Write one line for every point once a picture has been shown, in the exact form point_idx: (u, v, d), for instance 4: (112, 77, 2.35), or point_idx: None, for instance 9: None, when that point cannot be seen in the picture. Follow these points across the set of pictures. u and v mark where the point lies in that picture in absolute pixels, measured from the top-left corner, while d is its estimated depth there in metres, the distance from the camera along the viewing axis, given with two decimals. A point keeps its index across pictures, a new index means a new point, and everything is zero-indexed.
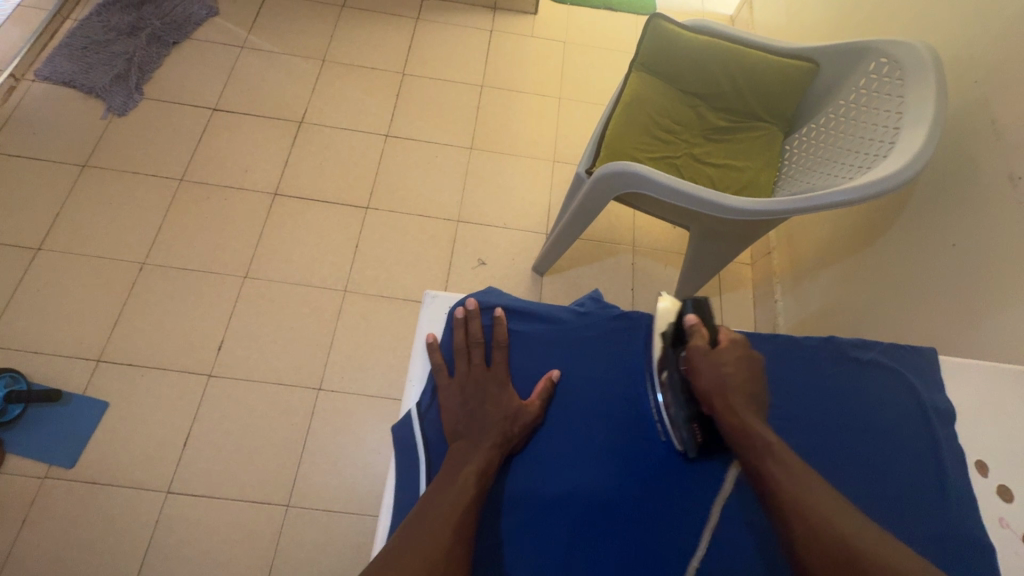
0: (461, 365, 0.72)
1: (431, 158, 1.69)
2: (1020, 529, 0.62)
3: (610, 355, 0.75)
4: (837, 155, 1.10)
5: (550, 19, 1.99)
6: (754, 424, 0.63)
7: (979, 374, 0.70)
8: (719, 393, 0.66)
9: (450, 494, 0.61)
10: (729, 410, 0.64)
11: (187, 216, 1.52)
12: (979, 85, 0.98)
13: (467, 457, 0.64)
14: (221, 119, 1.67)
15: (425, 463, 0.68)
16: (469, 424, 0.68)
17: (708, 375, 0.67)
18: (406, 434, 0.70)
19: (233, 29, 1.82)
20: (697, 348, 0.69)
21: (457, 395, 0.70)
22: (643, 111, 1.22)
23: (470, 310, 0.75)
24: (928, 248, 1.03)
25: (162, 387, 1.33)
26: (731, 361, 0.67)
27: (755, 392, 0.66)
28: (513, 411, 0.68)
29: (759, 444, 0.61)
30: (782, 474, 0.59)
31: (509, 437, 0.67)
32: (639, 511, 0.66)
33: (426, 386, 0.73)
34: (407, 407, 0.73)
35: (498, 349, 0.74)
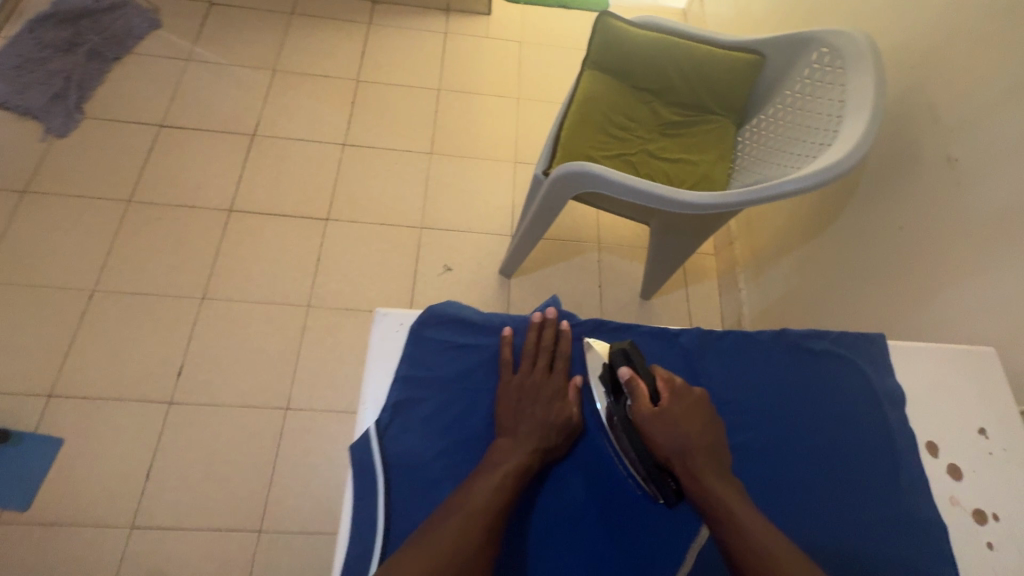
0: (524, 364, 0.68)
1: (391, 165, 1.66)
2: (968, 505, 0.64)
3: (587, 359, 0.73)
4: (786, 145, 1.12)
5: (504, 19, 1.98)
6: (716, 488, 0.59)
7: (923, 355, 0.73)
8: (679, 459, 0.61)
9: (488, 488, 0.57)
10: (691, 475, 0.60)
11: (138, 238, 1.47)
12: (915, 72, 1.01)
13: (507, 457, 0.60)
14: (169, 135, 1.61)
15: (384, 486, 0.59)
16: (516, 425, 0.63)
17: (664, 443, 0.62)
18: (363, 456, 0.60)
19: (177, 41, 1.76)
20: (643, 412, 0.63)
21: (515, 394, 0.65)
22: (597, 109, 1.22)
23: (548, 318, 0.73)
24: (878, 231, 1.05)
25: (121, 418, 1.28)
26: (682, 419, 0.63)
27: (712, 445, 0.63)
28: (563, 420, 0.64)
29: (723, 512, 0.58)
30: (750, 542, 0.55)
31: (552, 446, 0.63)
32: (631, 521, 0.64)
33: (388, 404, 0.63)
34: (364, 425, 0.63)
35: (561, 357, 0.70)
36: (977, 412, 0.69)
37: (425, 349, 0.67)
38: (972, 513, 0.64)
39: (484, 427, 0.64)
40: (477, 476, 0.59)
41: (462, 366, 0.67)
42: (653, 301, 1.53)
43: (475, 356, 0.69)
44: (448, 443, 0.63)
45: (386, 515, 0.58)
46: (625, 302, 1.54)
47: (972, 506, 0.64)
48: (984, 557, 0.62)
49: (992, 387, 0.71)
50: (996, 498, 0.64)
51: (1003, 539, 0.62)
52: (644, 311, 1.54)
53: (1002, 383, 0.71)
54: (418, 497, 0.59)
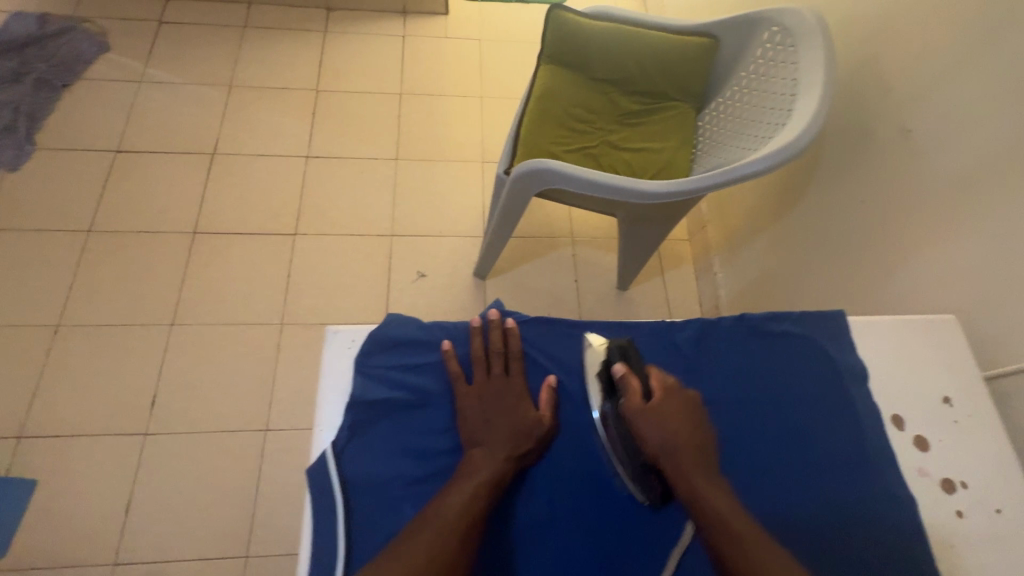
0: (478, 373, 0.67)
1: (357, 174, 1.64)
2: (936, 475, 0.64)
3: (545, 355, 0.71)
4: (744, 127, 1.11)
5: (463, 17, 1.96)
6: (709, 489, 0.58)
7: (884, 329, 0.73)
8: (667, 456, 0.60)
9: (460, 500, 0.56)
10: (681, 475, 0.59)
11: (101, 268, 1.43)
12: (865, 45, 1.01)
13: (479, 466, 0.59)
14: (127, 160, 1.58)
15: (344, 510, 0.58)
16: (483, 433, 0.62)
17: (653, 438, 0.60)
18: (321, 481, 0.59)
19: (128, 63, 1.72)
20: (633, 406, 0.62)
21: (476, 404, 0.64)
22: (555, 104, 1.20)
23: (492, 320, 0.71)
24: (842, 206, 1.05)
25: (97, 454, 1.25)
26: (673, 416, 0.61)
27: (703, 444, 0.61)
28: (529, 423, 0.63)
29: (711, 512, 0.56)
30: (741, 549, 0.54)
31: (525, 450, 0.62)
32: (609, 517, 0.63)
33: (342, 426, 0.62)
34: (319, 450, 0.62)
35: (514, 358, 0.69)
36: (941, 382, 0.69)
37: (369, 374, 0.64)
38: (940, 482, 0.64)
39: (443, 440, 0.63)
40: (448, 490, 0.58)
41: (412, 383, 0.65)
42: (630, 291, 1.53)
43: (422, 372, 0.67)
44: (409, 462, 0.61)
45: (348, 542, 0.57)
46: (602, 294, 1.53)
47: (941, 477, 0.64)
48: (954, 525, 0.62)
49: (954, 356, 0.71)
50: (963, 466, 0.65)
51: (972, 506, 0.63)
52: (622, 302, 1.53)
53: (964, 350, 0.71)
54: (384, 517, 0.58)
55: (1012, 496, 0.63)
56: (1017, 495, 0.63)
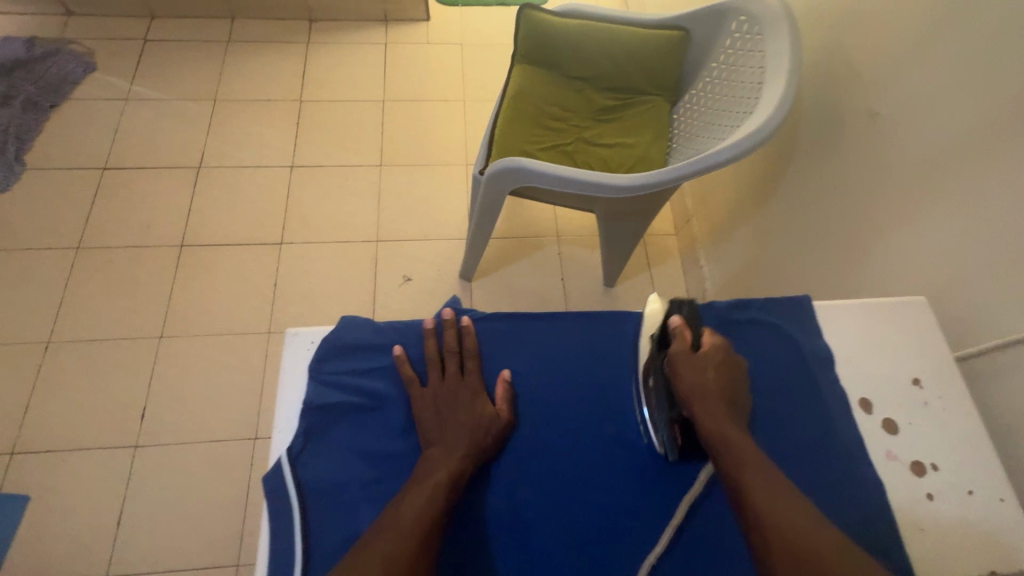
0: (433, 375, 0.67)
1: (341, 182, 1.65)
2: (906, 458, 0.63)
3: (501, 353, 0.71)
4: (715, 117, 1.11)
5: (444, 23, 1.98)
6: (733, 431, 0.60)
7: (854, 314, 0.72)
8: (699, 399, 0.63)
9: (417, 500, 0.56)
10: (709, 415, 0.61)
11: (90, 284, 1.45)
12: (832, 30, 1.00)
13: (435, 467, 0.59)
14: (114, 177, 1.60)
15: (300, 514, 0.58)
16: (438, 432, 0.62)
17: (689, 377, 0.64)
18: (277, 488, 0.59)
19: (115, 82, 1.74)
20: (679, 349, 0.66)
21: (432, 404, 0.64)
22: (530, 103, 1.21)
23: (445, 320, 0.71)
24: (817, 193, 1.05)
25: (88, 468, 1.26)
26: (711, 363, 0.65)
27: (734, 395, 0.64)
28: (485, 418, 0.63)
29: (730, 448, 0.58)
30: (757, 480, 0.55)
31: (483, 447, 0.62)
32: (571, 511, 0.63)
33: (296, 432, 0.62)
34: (276, 457, 0.62)
35: (469, 357, 0.69)
36: (910, 363, 0.68)
37: (325, 379, 0.65)
38: (910, 465, 0.63)
39: (398, 440, 0.63)
40: (406, 491, 0.57)
41: (365, 385, 0.66)
42: (617, 288, 1.53)
43: (375, 373, 0.67)
44: (367, 465, 0.62)
45: (304, 545, 0.57)
46: (589, 292, 1.53)
47: (911, 460, 0.63)
48: (924, 507, 0.61)
49: (923, 336, 0.70)
50: (934, 448, 0.64)
51: (943, 488, 0.62)
52: (610, 298, 1.53)
53: (934, 332, 0.70)
54: (338, 520, 0.58)
55: (985, 476, 0.62)
56: (990, 475, 0.62)
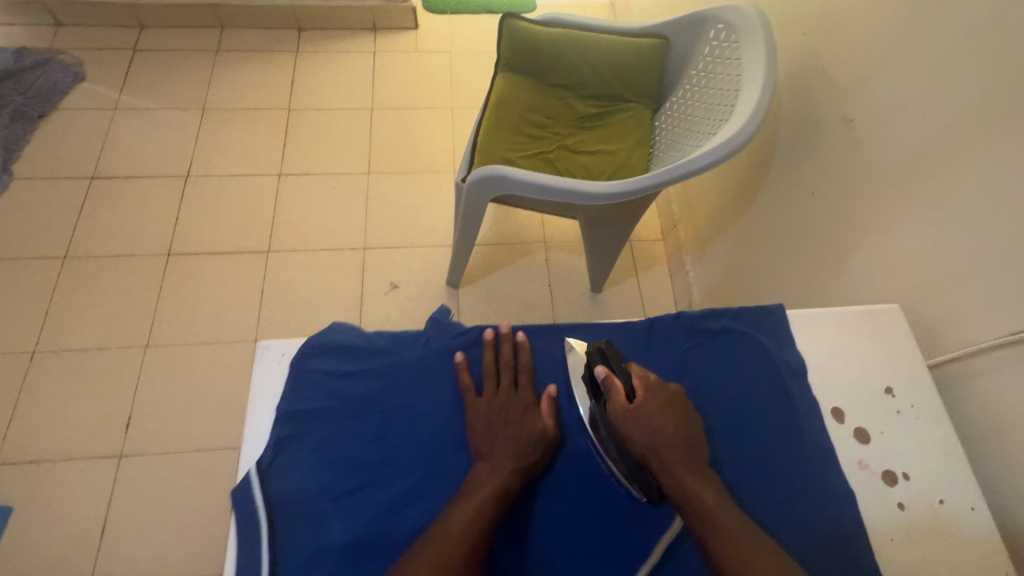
0: (488, 386, 0.65)
1: (328, 189, 1.66)
2: (877, 467, 0.63)
3: (555, 368, 0.70)
4: (694, 124, 1.11)
5: (432, 31, 1.99)
6: (698, 486, 0.57)
7: (825, 322, 0.72)
8: (656, 457, 0.58)
9: (465, 516, 0.54)
10: (671, 475, 0.57)
11: (76, 294, 1.45)
12: (808, 38, 1.01)
13: (484, 481, 0.57)
14: (102, 186, 1.60)
15: (269, 529, 0.57)
16: (487, 446, 0.60)
17: (641, 437, 0.59)
18: (244, 499, 0.58)
19: (103, 91, 1.75)
20: (617, 408, 0.61)
21: (484, 417, 0.62)
22: (512, 111, 1.21)
23: (503, 332, 0.70)
24: (796, 199, 1.05)
25: (72, 478, 1.26)
26: (657, 415, 0.60)
27: (690, 441, 0.60)
28: (536, 433, 0.61)
29: (701, 509, 0.55)
30: (737, 540, 0.53)
31: (531, 461, 0.60)
32: (549, 523, 0.60)
33: (267, 444, 0.61)
34: (245, 469, 0.61)
35: (524, 370, 0.67)
36: (883, 371, 0.68)
37: (301, 383, 0.64)
38: (881, 475, 0.63)
39: (375, 452, 0.62)
40: (454, 505, 0.55)
41: (347, 394, 0.64)
42: (604, 294, 1.53)
43: (363, 382, 0.65)
44: (340, 477, 0.60)
45: (273, 559, 0.56)
46: (575, 298, 1.53)
47: (882, 469, 0.63)
48: (894, 517, 0.61)
49: (897, 344, 0.70)
50: (906, 457, 0.64)
51: (914, 497, 0.62)
52: (597, 305, 1.53)
53: (907, 339, 0.71)
54: (309, 534, 0.57)
55: (957, 485, 0.62)
56: (961, 484, 0.62)
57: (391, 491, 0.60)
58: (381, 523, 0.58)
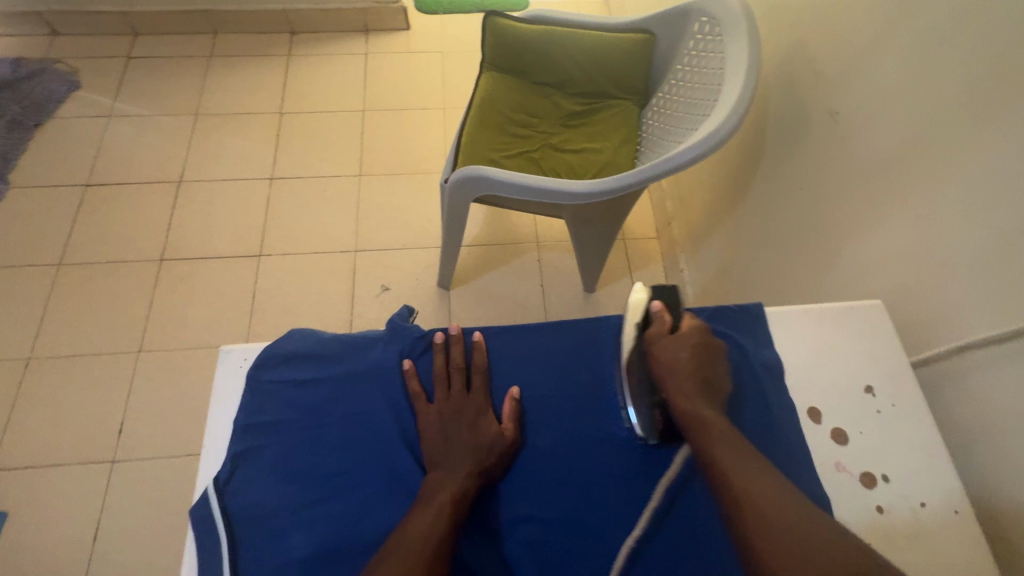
0: (439, 391, 0.64)
1: (320, 193, 1.66)
2: (855, 469, 0.61)
3: (508, 369, 0.68)
4: (679, 119, 1.09)
5: (424, 32, 1.98)
6: (708, 412, 0.59)
7: (805, 320, 0.70)
8: (674, 380, 0.61)
9: (424, 524, 0.53)
10: (685, 396, 0.60)
11: (71, 300, 1.46)
12: (793, 29, 0.99)
13: (441, 486, 0.56)
14: (96, 194, 1.61)
15: (228, 547, 0.56)
16: (444, 452, 0.59)
17: (666, 357, 0.63)
18: (202, 518, 0.57)
19: (98, 100, 1.76)
20: (657, 332, 0.65)
21: (437, 423, 0.62)
22: (496, 110, 1.20)
23: (450, 335, 0.68)
24: (785, 193, 1.02)
25: (65, 483, 1.27)
26: (689, 345, 0.63)
27: (710, 379, 0.62)
28: (490, 437, 0.60)
29: (707, 430, 0.57)
30: (733, 458, 0.54)
31: (487, 467, 0.59)
32: (517, 530, 0.59)
33: (224, 462, 0.60)
34: (203, 486, 0.60)
35: (477, 373, 0.66)
36: (864, 370, 0.66)
37: (256, 396, 0.63)
38: (859, 477, 0.61)
39: (335, 463, 0.61)
40: (413, 512, 0.54)
41: (304, 404, 0.64)
42: (597, 294, 1.51)
43: (317, 392, 0.64)
44: (300, 490, 0.59)
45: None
46: (568, 297, 1.52)
47: (860, 471, 0.61)
48: (874, 521, 0.59)
49: (877, 342, 0.68)
50: (885, 459, 0.62)
51: (893, 500, 0.60)
52: (590, 304, 1.51)
53: (890, 337, 0.68)
54: (269, 550, 0.57)
55: (941, 488, 0.60)
56: (946, 486, 0.60)
57: (353, 500, 0.59)
58: (345, 533, 0.57)
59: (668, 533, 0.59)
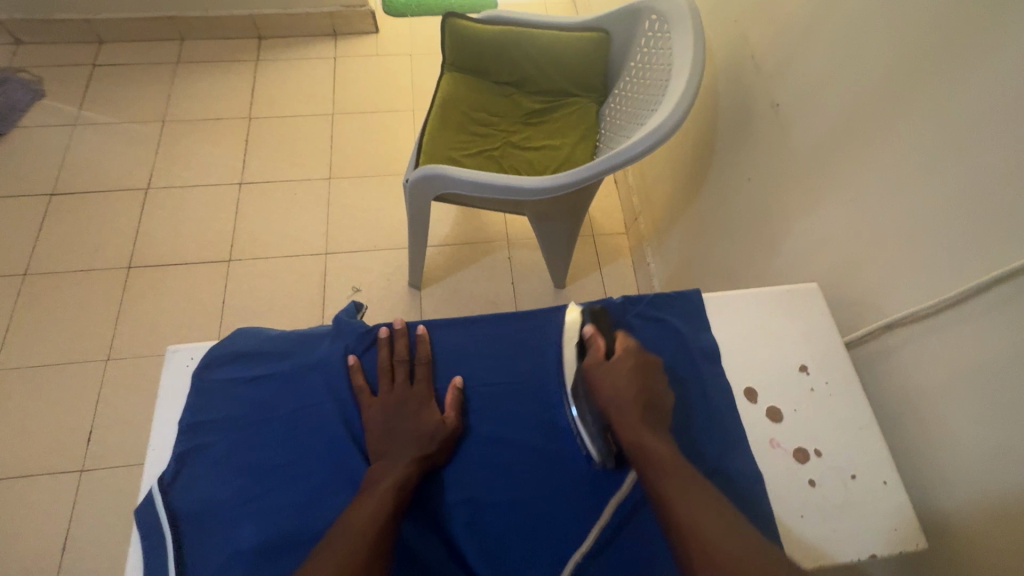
0: (383, 383, 0.65)
1: (290, 196, 1.66)
2: (789, 445, 0.64)
3: (453, 360, 0.69)
4: (633, 114, 1.12)
5: (393, 35, 1.99)
6: (652, 440, 0.58)
7: (744, 305, 0.73)
8: (615, 408, 0.61)
9: (365, 514, 0.54)
10: (626, 426, 0.60)
11: (37, 310, 1.45)
12: (737, 24, 1.01)
13: (385, 474, 0.58)
14: (62, 203, 1.60)
15: (175, 544, 0.57)
16: (387, 443, 0.61)
17: (606, 387, 0.62)
18: (147, 517, 0.58)
19: (63, 108, 1.75)
20: (593, 361, 0.65)
21: (380, 415, 0.63)
22: (457, 109, 1.21)
23: (395, 329, 0.69)
24: (735, 186, 1.05)
25: (33, 494, 1.26)
26: (625, 372, 0.63)
27: (651, 399, 0.62)
28: (432, 425, 0.61)
29: (654, 462, 0.57)
30: (676, 489, 0.54)
31: (430, 454, 0.60)
32: (463, 515, 0.61)
33: (170, 461, 0.61)
34: (149, 486, 0.61)
35: (420, 364, 0.67)
36: (798, 350, 0.69)
37: (203, 395, 0.64)
38: (793, 452, 0.64)
39: (282, 457, 0.62)
40: (356, 502, 0.56)
41: (250, 401, 0.65)
42: (567, 289, 1.53)
43: (264, 389, 0.66)
44: (246, 484, 0.60)
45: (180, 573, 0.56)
46: (538, 293, 1.53)
47: (793, 447, 0.64)
48: (806, 494, 0.61)
49: (811, 323, 0.71)
50: (816, 434, 0.64)
51: (824, 474, 0.62)
52: (560, 300, 1.53)
53: (824, 317, 0.71)
54: (216, 545, 0.57)
55: (870, 460, 0.63)
56: (876, 459, 0.63)
57: (299, 492, 0.60)
58: (290, 523, 0.58)
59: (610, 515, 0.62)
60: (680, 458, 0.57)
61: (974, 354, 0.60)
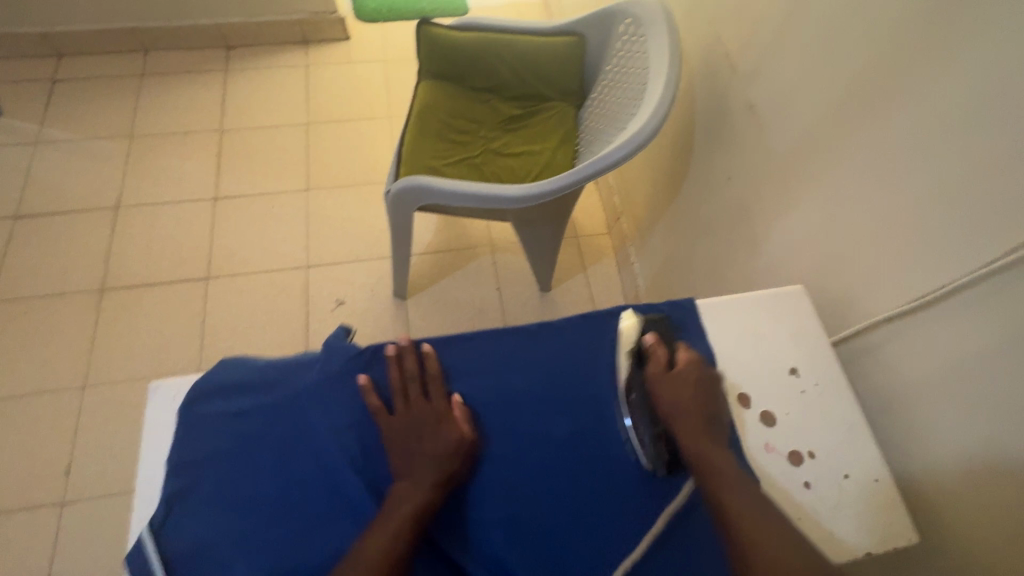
0: (397, 403, 0.64)
1: (266, 209, 1.62)
2: (783, 448, 0.65)
3: (464, 374, 0.69)
4: (612, 118, 1.12)
5: (365, 41, 1.96)
6: (716, 453, 0.60)
7: (735, 309, 0.73)
8: (677, 417, 0.63)
9: (382, 543, 0.54)
10: (691, 435, 0.61)
11: (5, 339, 1.40)
12: (710, 27, 1.02)
13: (406, 498, 0.57)
14: (27, 225, 1.54)
15: None
16: (407, 465, 0.60)
17: (669, 397, 0.64)
18: (138, 563, 0.56)
19: (22, 126, 1.68)
20: (656, 372, 0.66)
21: (395, 437, 0.62)
22: (435, 118, 1.20)
23: (403, 345, 0.67)
24: (716, 186, 1.06)
25: (9, 532, 1.21)
26: (690, 382, 0.64)
27: (711, 413, 0.64)
28: (451, 444, 0.61)
29: (716, 475, 0.58)
30: (740, 499, 0.56)
31: (450, 474, 0.60)
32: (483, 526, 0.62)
33: (159, 503, 0.59)
34: (138, 530, 0.59)
35: (432, 381, 0.66)
36: (789, 352, 0.70)
37: (191, 430, 0.62)
38: (788, 455, 0.65)
39: (277, 487, 0.61)
40: (373, 527, 0.56)
41: (240, 433, 0.63)
42: (553, 293, 1.53)
43: (255, 419, 0.64)
44: (242, 519, 0.59)
45: None
46: (525, 298, 1.53)
47: (787, 450, 0.65)
48: (802, 495, 0.62)
49: (799, 325, 0.72)
50: (809, 436, 0.65)
51: (818, 475, 0.63)
52: (546, 304, 1.53)
53: (811, 318, 0.72)
54: None
55: (859, 458, 0.64)
56: (867, 457, 0.64)
57: (297, 522, 0.59)
58: (290, 555, 0.58)
59: (608, 526, 0.62)
60: (742, 472, 0.58)
61: (958, 353, 0.61)
